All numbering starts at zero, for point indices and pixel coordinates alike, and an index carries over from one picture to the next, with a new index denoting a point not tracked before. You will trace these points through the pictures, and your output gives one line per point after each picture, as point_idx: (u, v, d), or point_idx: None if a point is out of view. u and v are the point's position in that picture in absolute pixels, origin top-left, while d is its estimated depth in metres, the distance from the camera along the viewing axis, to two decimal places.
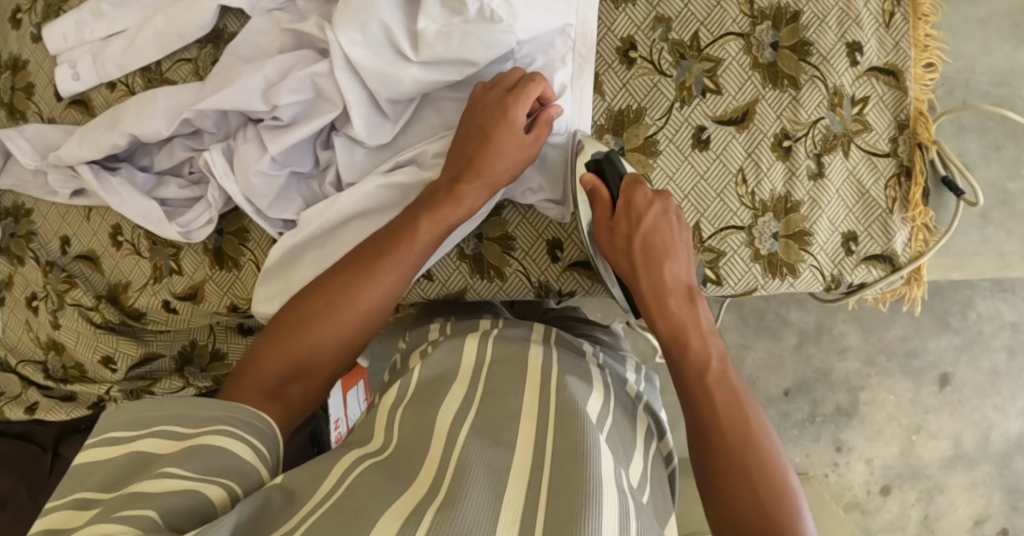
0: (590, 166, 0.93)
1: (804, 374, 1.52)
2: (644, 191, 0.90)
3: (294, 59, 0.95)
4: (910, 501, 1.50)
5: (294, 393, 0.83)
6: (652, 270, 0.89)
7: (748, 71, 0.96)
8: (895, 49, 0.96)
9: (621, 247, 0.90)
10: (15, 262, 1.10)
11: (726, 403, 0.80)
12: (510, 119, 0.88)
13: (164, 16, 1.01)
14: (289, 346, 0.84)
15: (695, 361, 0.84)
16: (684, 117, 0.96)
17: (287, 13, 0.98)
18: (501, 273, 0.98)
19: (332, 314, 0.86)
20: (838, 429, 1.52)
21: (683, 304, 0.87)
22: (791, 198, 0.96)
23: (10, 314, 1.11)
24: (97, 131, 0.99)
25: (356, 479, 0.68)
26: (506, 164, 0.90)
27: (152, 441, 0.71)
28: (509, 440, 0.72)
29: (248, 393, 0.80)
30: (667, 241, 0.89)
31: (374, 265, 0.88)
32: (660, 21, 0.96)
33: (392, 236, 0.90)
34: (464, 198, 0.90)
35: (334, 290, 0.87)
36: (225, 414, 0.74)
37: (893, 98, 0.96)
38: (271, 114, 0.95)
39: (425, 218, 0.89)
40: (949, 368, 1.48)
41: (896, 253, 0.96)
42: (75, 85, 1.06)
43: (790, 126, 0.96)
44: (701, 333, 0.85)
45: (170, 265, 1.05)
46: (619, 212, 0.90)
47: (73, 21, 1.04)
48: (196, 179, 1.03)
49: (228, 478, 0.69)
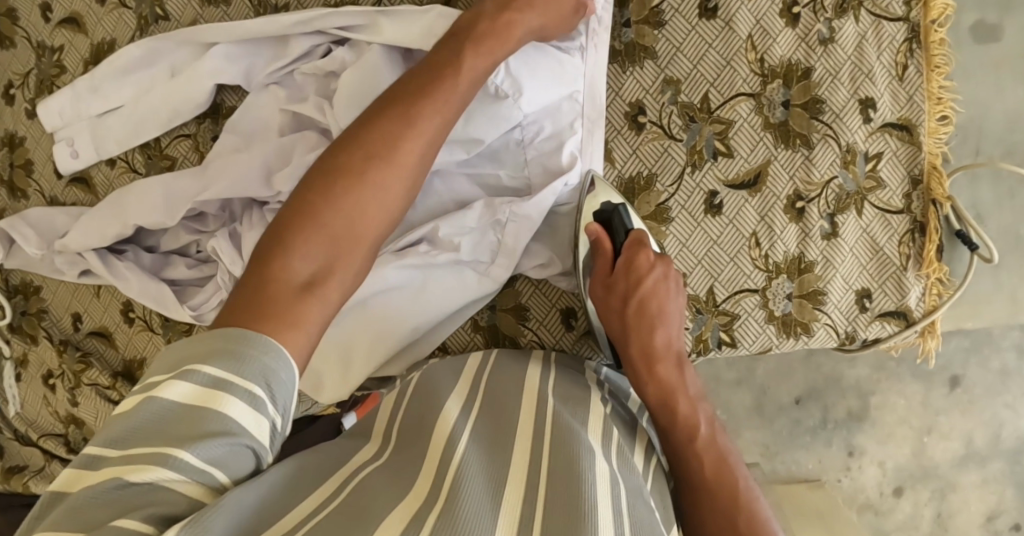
0: (599, 217, 0.93)
1: (815, 381, 1.48)
2: (647, 255, 0.91)
3: (296, 142, 0.93)
4: (923, 500, 1.49)
5: (307, 309, 0.70)
6: (644, 335, 0.88)
7: (759, 132, 0.94)
8: (909, 103, 0.94)
9: (615, 306, 0.90)
10: (28, 341, 1.11)
11: (716, 463, 0.83)
12: (506, 21, 0.84)
13: (163, 91, 0.98)
14: (321, 221, 0.74)
15: (684, 426, 0.85)
16: (695, 183, 0.95)
17: (285, 89, 0.96)
18: (516, 343, 0.99)
19: (369, 171, 0.77)
20: (849, 433, 1.49)
21: (672, 369, 0.87)
22: (804, 258, 0.96)
23: (27, 390, 1.12)
24: (102, 220, 0.99)
25: (358, 487, 0.67)
26: (503, 48, 0.84)
27: (175, 384, 0.63)
28: (506, 453, 0.73)
29: (278, 296, 0.70)
30: (662, 307, 0.90)
31: (398, 144, 0.78)
32: (668, 83, 0.94)
33: (393, 121, 0.78)
34: (461, 70, 0.81)
35: (358, 161, 0.77)
36: (257, 356, 0.65)
37: (906, 154, 0.94)
38: (276, 198, 0.94)
39: (417, 115, 0.79)
40: (959, 370, 1.46)
41: (910, 308, 0.97)
42: (75, 162, 1.04)
43: (803, 186, 0.95)
44: (689, 397, 0.86)
45: (183, 341, 1.05)
46: (619, 270, 0.91)
47: (70, 97, 1.02)
48: (204, 258, 1.03)
49: (226, 471, 0.62)
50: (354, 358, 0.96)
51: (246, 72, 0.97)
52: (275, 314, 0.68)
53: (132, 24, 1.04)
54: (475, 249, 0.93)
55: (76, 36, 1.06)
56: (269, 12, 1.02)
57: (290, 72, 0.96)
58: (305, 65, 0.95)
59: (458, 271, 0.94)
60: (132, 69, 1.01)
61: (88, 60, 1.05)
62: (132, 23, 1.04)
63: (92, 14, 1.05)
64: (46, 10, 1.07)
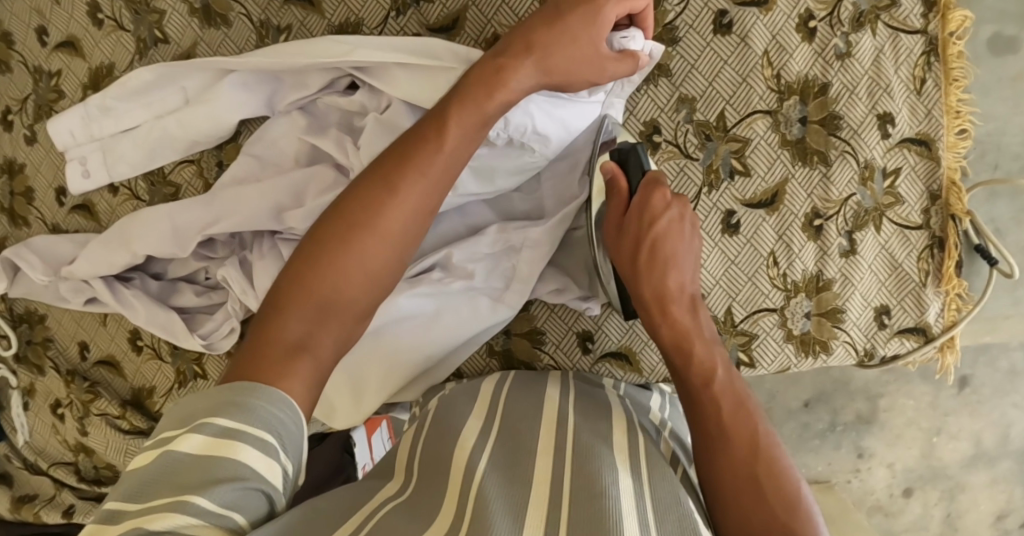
0: (615, 156, 0.89)
1: (824, 384, 1.42)
2: (663, 194, 0.85)
3: (309, 177, 0.92)
4: (932, 501, 1.44)
5: (298, 372, 0.72)
6: (658, 277, 0.84)
7: (776, 149, 0.93)
8: (927, 117, 0.93)
9: (628, 248, 0.86)
10: (35, 371, 1.10)
11: (732, 410, 0.77)
12: (500, 69, 0.81)
13: (176, 120, 0.96)
14: (307, 290, 0.76)
15: (699, 368, 0.81)
16: (712, 202, 0.93)
17: (307, 116, 0.94)
18: (533, 367, 0.98)
19: (352, 239, 0.78)
20: (858, 436, 1.43)
21: (686, 312, 0.83)
22: (823, 277, 0.94)
23: (35, 419, 1.12)
24: (109, 247, 0.97)
25: (380, 521, 0.65)
26: (496, 100, 0.81)
27: (189, 437, 0.65)
28: (529, 486, 0.70)
29: (267, 359, 0.72)
30: (677, 248, 0.85)
31: (380, 208, 0.79)
32: (683, 101, 0.92)
33: (376, 189, 0.79)
34: (447, 130, 0.80)
35: (341, 231, 0.79)
36: (264, 405, 0.68)
37: (925, 168, 0.93)
38: (289, 229, 0.92)
39: (409, 172, 0.79)
40: (969, 370, 1.38)
41: (929, 324, 0.96)
42: (86, 181, 1.03)
43: (821, 204, 0.93)
44: (705, 340, 0.82)
45: (193, 369, 1.04)
46: (632, 210, 0.86)
47: (79, 117, 1.00)
48: (212, 285, 1.01)
49: (243, 513, 0.63)
50: (367, 386, 0.94)
51: (267, 100, 0.95)
52: (264, 373, 0.71)
53: (131, 46, 1.02)
54: (488, 276, 0.93)
55: (73, 60, 1.04)
56: (270, 34, 0.99)
57: (313, 101, 0.94)
58: (329, 96, 0.93)
59: (472, 299, 0.93)
60: (145, 91, 0.97)
61: (86, 84, 1.04)
62: (130, 46, 1.02)
63: (88, 37, 1.03)
64: (42, 34, 1.05)
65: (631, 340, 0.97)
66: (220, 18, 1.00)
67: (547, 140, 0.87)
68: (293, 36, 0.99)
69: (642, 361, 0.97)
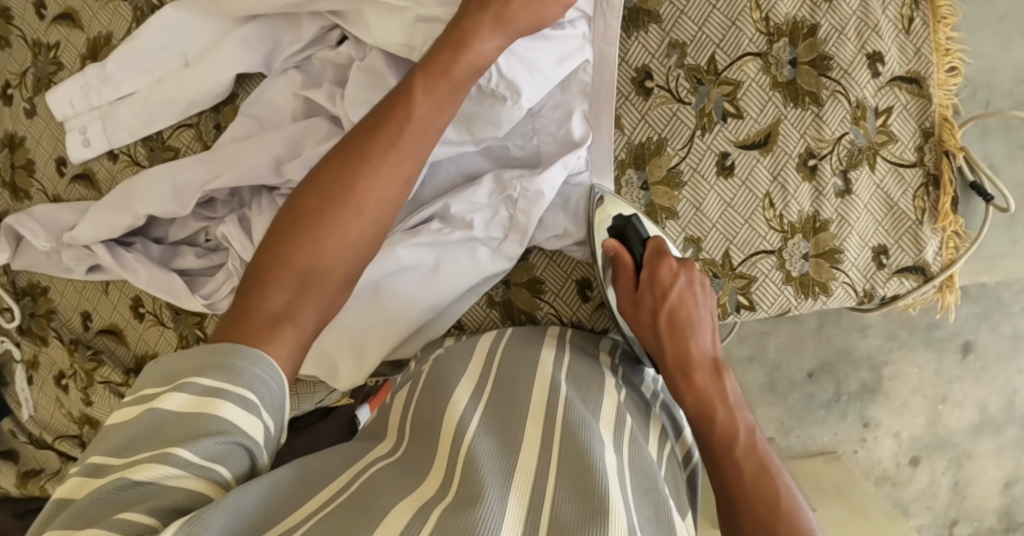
0: (613, 231, 0.93)
1: (826, 354, 1.33)
2: (669, 264, 0.91)
3: (306, 130, 0.93)
4: (939, 470, 1.36)
5: (282, 334, 0.74)
6: (677, 341, 0.87)
7: (768, 91, 0.94)
8: (916, 55, 0.93)
9: (646, 321, 0.89)
10: (38, 342, 1.10)
11: (754, 470, 0.80)
12: (460, 35, 0.82)
13: (175, 83, 0.98)
14: (287, 262, 0.78)
15: (720, 434, 0.82)
16: (706, 145, 0.95)
17: (303, 74, 0.96)
18: (533, 317, 0.98)
19: (329, 210, 0.80)
20: (863, 406, 1.35)
21: (709, 378, 0.85)
22: (819, 217, 0.95)
23: (40, 394, 1.11)
24: (111, 211, 0.97)
25: (370, 476, 0.68)
26: (461, 64, 0.82)
27: (172, 396, 0.67)
28: (519, 441, 0.72)
29: (250, 322, 0.74)
30: (692, 315, 0.89)
31: (355, 180, 0.81)
32: (674, 47, 0.94)
33: (351, 162, 0.82)
34: (414, 98, 0.82)
35: (317, 204, 0.81)
36: (245, 364, 0.69)
37: (917, 106, 0.94)
38: (286, 184, 0.94)
39: (381, 143, 0.81)
40: (971, 335, 1.30)
41: (928, 263, 0.95)
42: (86, 150, 1.03)
43: (814, 144, 0.94)
44: (726, 404, 0.83)
45: (196, 333, 1.04)
46: (643, 285, 0.90)
47: (79, 87, 1.01)
48: (213, 247, 1.01)
49: (228, 465, 0.66)
50: (367, 343, 0.95)
51: (263, 58, 0.96)
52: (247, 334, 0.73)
53: (128, 15, 1.03)
54: (488, 226, 0.92)
55: (72, 32, 1.05)
56: None
57: (307, 57, 0.96)
58: (320, 50, 0.94)
59: (471, 248, 0.93)
60: (146, 55, 0.99)
61: (86, 54, 1.04)
62: (128, 15, 1.02)
63: (86, 9, 1.04)
64: (41, 7, 1.06)
65: None
66: None
67: (518, 89, 0.87)
68: None
69: None
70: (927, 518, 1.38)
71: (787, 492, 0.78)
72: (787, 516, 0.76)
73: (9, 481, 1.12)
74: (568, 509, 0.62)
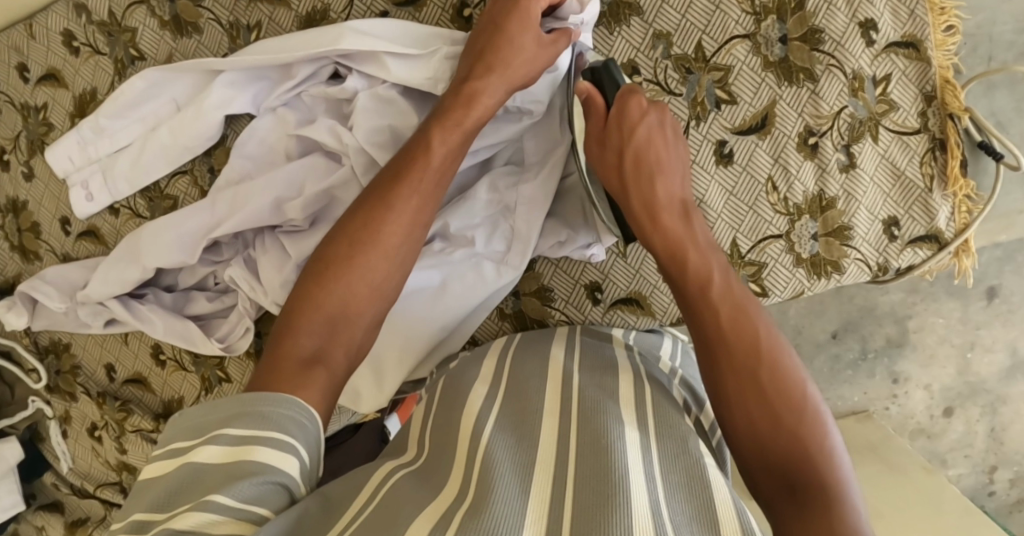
0: (590, 76, 0.91)
1: (848, 314, 1.30)
2: (640, 102, 0.87)
3: (302, 168, 0.93)
4: (974, 417, 1.33)
5: (322, 374, 0.77)
6: (642, 185, 0.85)
7: (760, 73, 0.92)
8: (911, 18, 0.90)
9: (612, 162, 0.87)
10: (68, 398, 1.13)
11: (730, 312, 0.78)
12: (471, 89, 0.85)
13: (168, 129, 0.97)
14: (316, 305, 0.81)
15: (694, 274, 0.82)
16: (702, 135, 0.93)
17: (293, 111, 0.95)
18: (546, 325, 1.00)
19: (359, 257, 0.83)
20: (891, 361, 1.31)
21: (677, 219, 0.84)
22: (824, 196, 0.93)
23: (76, 445, 1.14)
24: (120, 266, 0.98)
25: (391, 486, 0.68)
26: (472, 117, 0.85)
27: (205, 449, 0.68)
28: (533, 434, 0.73)
29: (285, 371, 0.76)
30: (660, 156, 0.86)
31: (380, 231, 0.84)
32: (658, 37, 0.92)
33: (376, 209, 0.84)
34: (432, 148, 0.85)
35: (345, 251, 0.84)
36: (274, 410, 0.71)
37: (916, 71, 0.90)
38: (288, 222, 0.94)
39: (404, 187, 0.84)
40: (995, 280, 1.24)
41: (941, 230, 0.93)
42: (90, 205, 1.04)
43: (813, 121, 0.92)
44: (696, 245, 0.82)
45: (217, 374, 1.05)
46: (611, 123, 0.87)
47: (75, 142, 1.01)
48: (222, 289, 1.02)
49: (266, 506, 0.66)
50: (385, 366, 0.95)
51: (253, 98, 0.96)
52: (283, 378, 0.75)
53: (110, 69, 1.02)
54: (489, 240, 0.93)
55: (57, 90, 1.05)
56: (242, 34, 0.98)
57: (296, 94, 0.95)
58: (313, 87, 0.94)
59: (477, 264, 0.94)
60: (135, 106, 0.99)
61: (74, 112, 1.04)
62: (110, 68, 1.02)
63: (68, 66, 1.03)
64: (24, 70, 1.06)
65: (639, 286, 0.98)
66: (191, 26, 0.99)
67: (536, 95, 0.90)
68: (265, 31, 0.97)
69: (654, 304, 0.98)
70: (965, 467, 1.36)
71: (772, 343, 0.77)
72: (766, 357, 0.75)
73: (57, 531, 1.17)
74: (587, 499, 0.62)
